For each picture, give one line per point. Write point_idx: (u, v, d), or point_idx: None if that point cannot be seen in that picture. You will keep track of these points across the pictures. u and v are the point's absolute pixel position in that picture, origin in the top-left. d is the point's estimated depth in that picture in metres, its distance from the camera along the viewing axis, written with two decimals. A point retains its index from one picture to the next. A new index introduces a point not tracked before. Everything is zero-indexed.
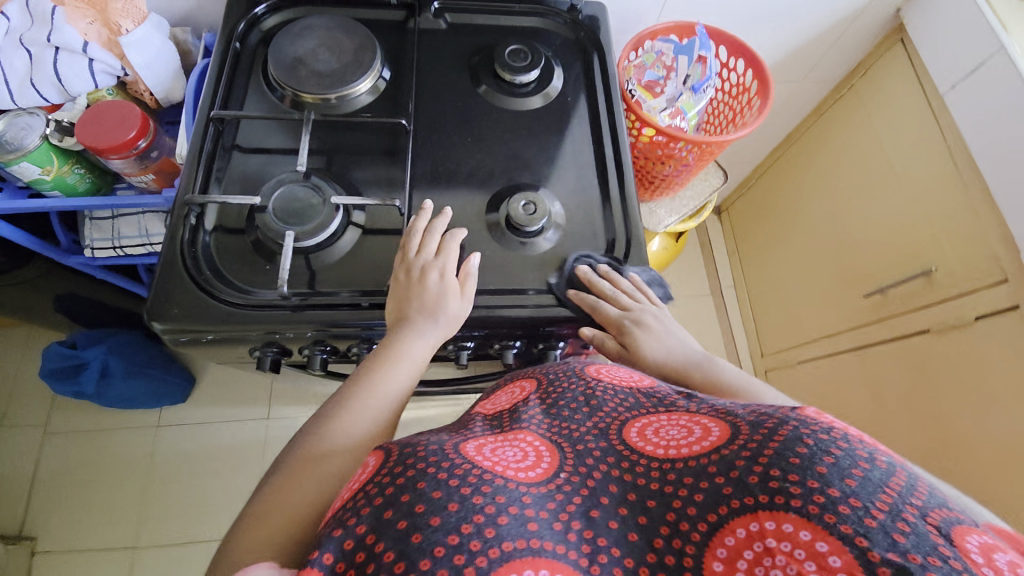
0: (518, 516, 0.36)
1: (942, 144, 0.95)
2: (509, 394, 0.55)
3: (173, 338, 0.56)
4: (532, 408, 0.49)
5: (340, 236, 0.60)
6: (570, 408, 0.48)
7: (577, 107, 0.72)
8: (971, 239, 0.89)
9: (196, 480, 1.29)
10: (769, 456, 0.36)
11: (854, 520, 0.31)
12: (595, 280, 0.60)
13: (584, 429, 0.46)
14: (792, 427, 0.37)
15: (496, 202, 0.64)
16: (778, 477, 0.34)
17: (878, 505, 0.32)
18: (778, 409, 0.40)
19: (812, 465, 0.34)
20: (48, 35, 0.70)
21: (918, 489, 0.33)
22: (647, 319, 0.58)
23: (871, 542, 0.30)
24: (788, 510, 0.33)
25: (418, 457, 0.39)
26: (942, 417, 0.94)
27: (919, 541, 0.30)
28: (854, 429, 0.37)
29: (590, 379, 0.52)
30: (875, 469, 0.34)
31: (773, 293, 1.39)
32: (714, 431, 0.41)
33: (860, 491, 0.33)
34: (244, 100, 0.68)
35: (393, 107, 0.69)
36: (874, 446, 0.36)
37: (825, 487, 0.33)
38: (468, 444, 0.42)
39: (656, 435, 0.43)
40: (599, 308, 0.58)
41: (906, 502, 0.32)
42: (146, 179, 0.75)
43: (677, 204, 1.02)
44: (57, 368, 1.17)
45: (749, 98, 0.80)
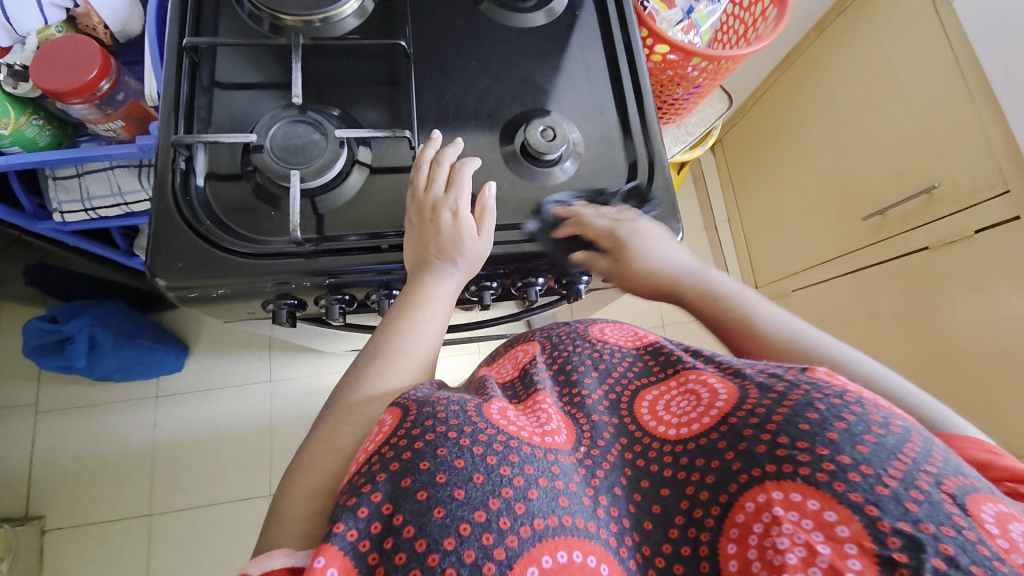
0: (547, 490, 0.35)
1: (948, 54, 0.92)
2: (512, 361, 0.52)
3: (180, 295, 0.52)
4: (541, 371, 0.47)
5: (348, 176, 0.55)
6: (581, 372, 0.46)
7: (585, 22, 0.67)
8: (976, 151, 0.89)
9: (204, 447, 1.27)
10: (778, 424, 0.35)
11: (865, 488, 0.31)
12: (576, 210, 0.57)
13: (596, 398, 0.44)
14: (803, 393, 0.36)
15: (510, 131, 0.60)
16: (787, 446, 0.34)
17: (891, 473, 0.32)
18: (788, 371, 0.40)
19: (822, 432, 0.34)
20: None
21: (934, 455, 0.33)
22: (642, 230, 0.56)
23: (881, 511, 0.31)
24: (796, 478, 0.33)
25: (438, 419, 0.37)
26: (940, 330, 0.98)
27: (932, 510, 0.30)
28: (868, 393, 0.37)
29: (595, 341, 0.50)
30: (889, 434, 0.34)
31: (769, 223, 1.39)
32: (720, 396, 0.40)
33: (873, 459, 0.33)
34: (217, 28, 0.60)
35: (385, 28, 0.63)
36: (887, 412, 0.36)
37: (836, 455, 0.33)
38: (490, 405, 0.41)
39: (666, 411, 0.42)
40: (590, 224, 0.56)
41: (921, 469, 0.32)
42: (114, 127, 0.68)
43: (682, 132, 0.98)
44: (40, 344, 1.12)
45: (763, 8, 0.75)
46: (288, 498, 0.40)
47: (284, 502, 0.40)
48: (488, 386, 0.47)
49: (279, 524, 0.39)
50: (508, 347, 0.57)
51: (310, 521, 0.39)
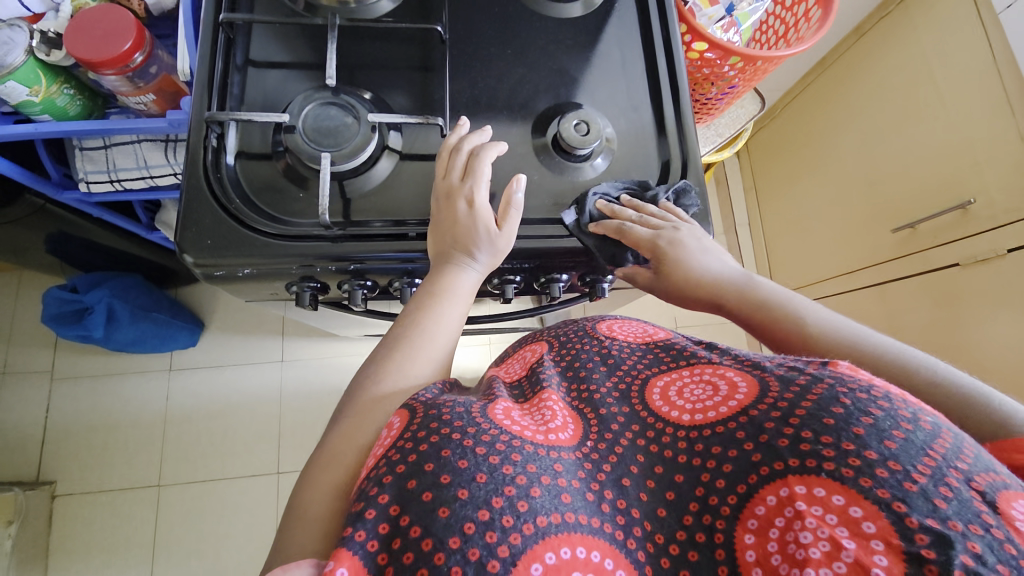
0: (550, 487, 0.35)
1: (993, 66, 0.89)
2: (521, 360, 0.52)
3: (206, 272, 0.52)
4: (549, 369, 0.47)
5: (377, 161, 0.55)
6: (589, 368, 0.45)
7: (624, 15, 0.65)
8: (1015, 168, 0.87)
9: (214, 422, 1.29)
10: (801, 417, 0.35)
11: (892, 484, 0.30)
12: (618, 210, 0.55)
13: (605, 391, 0.43)
14: (827, 385, 0.35)
15: (543, 123, 0.59)
16: (811, 440, 0.33)
17: (919, 469, 0.30)
18: (809, 364, 0.39)
19: (847, 426, 0.33)
20: None
21: (964, 451, 0.32)
22: (683, 238, 0.54)
23: (909, 508, 0.29)
24: (820, 473, 0.32)
25: (443, 421, 0.37)
26: (964, 349, 0.96)
27: (961, 508, 0.29)
28: (893, 388, 0.36)
29: (603, 338, 0.49)
30: (918, 430, 0.32)
31: (791, 230, 1.37)
32: (740, 388, 0.39)
33: (901, 454, 0.31)
34: (253, 5, 0.60)
35: (421, 12, 0.62)
36: (915, 407, 0.34)
37: (862, 450, 0.32)
38: (495, 406, 0.41)
39: (680, 397, 0.41)
40: (631, 233, 0.53)
41: (950, 465, 0.31)
42: (145, 100, 0.68)
43: (711, 133, 0.96)
44: (60, 313, 1.13)
45: (806, 9, 0.73)
46: (309, 490, 0.40)
47: (304, 496, 0.40)
48: (495, 385, 0.46)
49: (299, 517, 0.39)
50: (517, 347, 0.56)
51: (330, 515, 0.39)
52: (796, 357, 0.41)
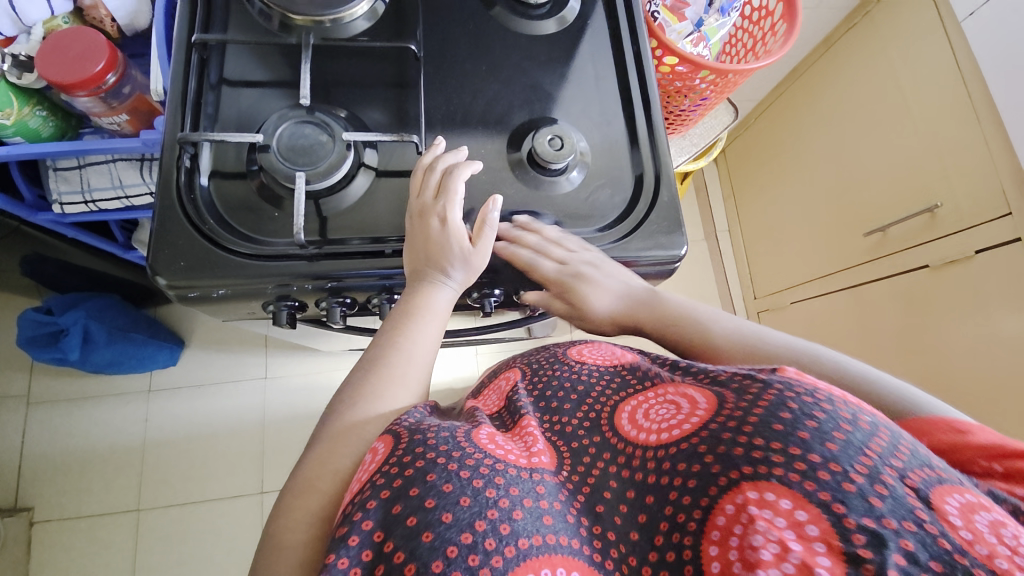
0: (532, 509, 0.35)
1: (956, 74, 0.92)
2: (497, 391, 0.52)
3: (180, 294, 0.52)
4: (524, 398, 0.47)
5: (353, 178, 0.55)
6: (559, 398, 0.46)
7: (595, 31, 0.67)
8: (980, 172, 0.89)
9: (195, 443, 1.26)
10: (754, 424, 0.35)
11: (833, 486, 0.31)
12: (520, 232, 0.55)
13: (575, 423, 0.43)
14: (776, 392, 0.36)
15: (517, 138, 0.60)
16: (762, 447, 0.34)
17: (857, 469, 0.32)
18: (758, 371, 0.40)
19: (793, 431, 0.33)
20: None
21: (900, 449, 0.33)
22: (587, 273, 0.55)
23: (847, 509, 0.30)
24: (770, 478, 0.32)
25: (428, 445, 0.37)
26: (937, 348, 0.98)
27: (895, 505, 0.30)
28: (837, 391, 0.36)
29: (574, 363, 0.49)
30: (857, 430, 0.34)
31: (768, 234, 1.40)
32: (700, 404, 0.39)
33: (841, 456, 0.32)
34: (227, 23, 0.60)
35: (396, 29, 0.62)
36: (856, 408, 0.35)
37: (806, 454, 0.32)
38: (479, 430, 0.40)
39: (647, 418, 0.41)
40: (534, 264, 0.54)
41: (886, 464, 0.32)
42: (118, 120, 0.67)
43: (686, 142, 0.98)
44: (34, 336, 1.10)
45: (772, 23, 0.75)
46: (285, 518, 0.40)
47: (278, 524, 0.40)
48: (476, 414, 0.46)
49: (273, 546, 0.39)
50: (491, 378, 0.57)
51: (308, 545, 0.39)
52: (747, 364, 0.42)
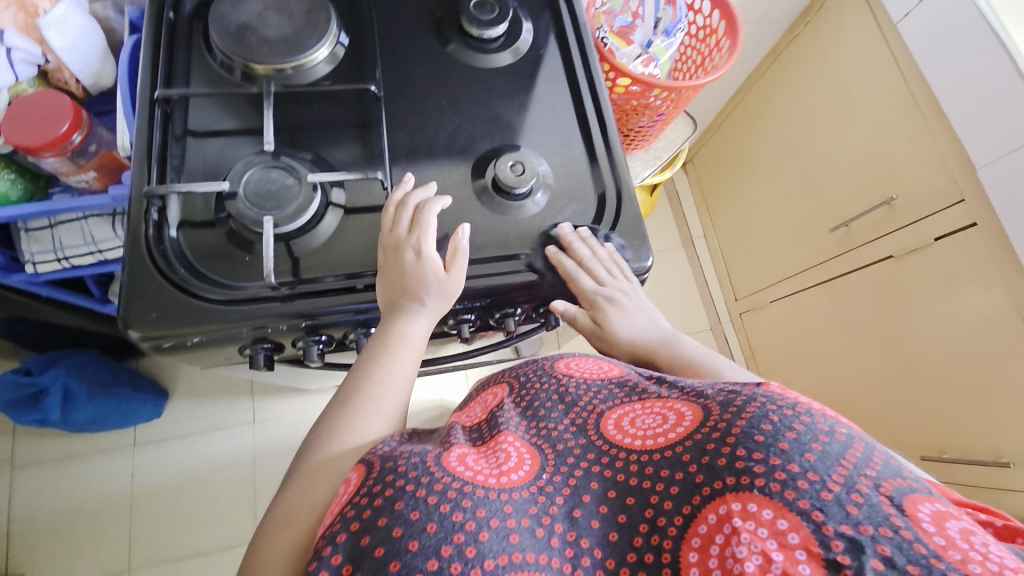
0: (499, 529, 0.35)
1: (897, 72, 0.96)
2: (482, 403, 0.53)
3: (154, 345, 0.52)
4: (509, 412, 0.47)
5: (322, 218, 0.56)
6: (546, 408, 0.46)
7: (549, 59, 0.69)
8: (929, 163, 0.93)
9: (186, 493, 1.23)
10: (736, 437, 0.36)
11: (811, 495, 0.33)
12: (573, 245, 0.58)
13: (562, 427, 0.44)
14: (759, 405, 0.38)
15: (481, 167, 0.62)
16: (744, 458, 0.35)
17: (834, 478, 0.33)
18: (745, 387, 0.41)
19: (774, 442, 0.35)
20: None
21: (874, 459, 0.35)
22: (620, 297, 0.58)
23: (825, 517, 0.32)
24: (753, 489, 0.34)
25: (398, 473, 0.37)
26: (911, 335, 1.01)
27: (871, 512, 0.32)
28: (817, 405, 0.39)
29: (561, 376, 0.49)
30: (834, 442, 0.36)
31: (741, 237, 1.43)
32: (687, 416, 0.41)
33: (818, 466, 0.34)
34: (189, 77, 0.61)
35: (357, 72, 0.64)
36: (833, 420, 0.38)
37: (786, 464, 0.34)
38: (450, 453, 0.40)
39: (632, 425, 0.43)
40: (576, 276, 0.57)
41: (861, 473, 0.34)
42: (86, 178, 0.68)
43: (650, 156, 1.01)
44: (14, 399, 1.08)
45: (717, 40, 0.78)
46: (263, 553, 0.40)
47: (258, 558, 0.41)
48: (452, 432, 0.46)
49: None
50: (479, 391, 0.58)
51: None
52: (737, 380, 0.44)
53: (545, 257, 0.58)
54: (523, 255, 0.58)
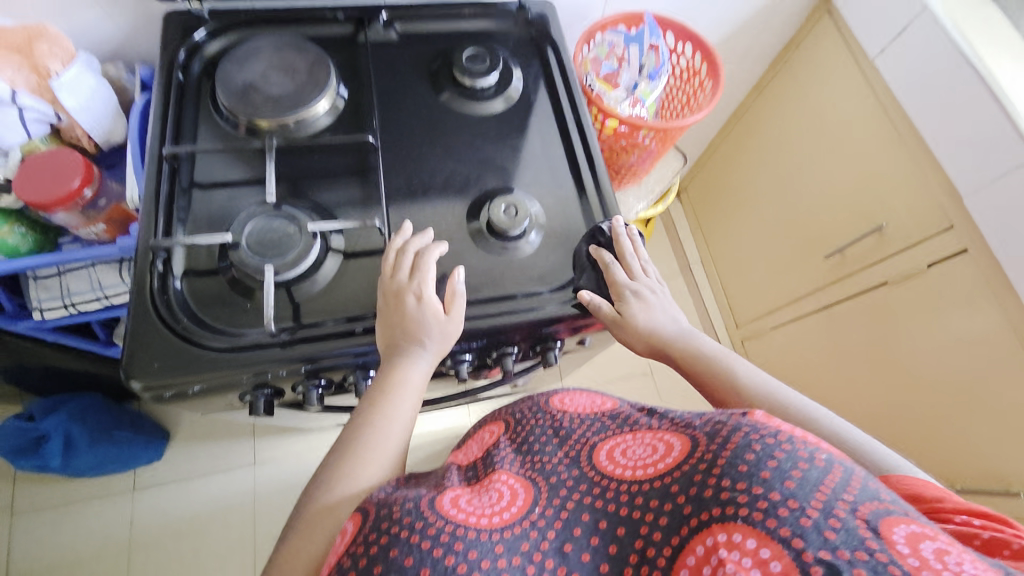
0: (489, 570, 0.35)
1: (878, 104, 0.99)
2: (479, 441, 0.54)
3: (156, 394, 0.53)
4: (504, 449, 0.48)
5: (322, 264, 0.58)
6: (541, 442, 0.48)
7: (540, 105, 0.72)
8: (915, 191, 0.95)
9: (186, 539, 1.21)
10: (722, 467, 0.36)
11: (792, 522, 0.32)
12: (619, 240, 0.61)
13: (556, 460, 0.45)
14: (743, 434, 0.38)
15: (475, 210, 0.64)
16: (729, 488, 0.35)
17: (813, 504, 0.33)
18: (731, 415, 0.41)
19: (757, 471, 0.35)
20: None
21: (852, 483, 0.35)
22: (651, 294, 0.59)
23: (804, 543, 0.32)
24: (737, 519, 0.34)
25: (394, 519, 0.37)
26: (911, 361, 1.00)
27: (848, 537, 0.32)
28: (800, 431, 0.38)
29: (556, 412, 0.51)
30: (813, 468, 0.35)
31: (739, 264, 1.44)
32: (675, 447, 0.41)
33: (799, 493, 0.34)
34: (196, 133, 0.65)
35: (356, 123, 0.67)
36: (814, 445, 0.37)
37: (768, 493, 0.34)
38: (443, 497, 0.40)
39: (624, 457, 0.44)
40: (611, 268, 0.59)
41: (838, 498, 0.34)
42: (96, 230, 0.71)
43: (643, 190, 1.03)
44: (16, 445, 1.08)
45: (700, 80, 0.83)
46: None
47: None
48: (447, 474, 0.47)
49: None
50: (475, 428, 0.59)
51: None
52: (725, 409, 0.44)
53: (587, 251, 0.61)
54: (519, 295, 0.60)
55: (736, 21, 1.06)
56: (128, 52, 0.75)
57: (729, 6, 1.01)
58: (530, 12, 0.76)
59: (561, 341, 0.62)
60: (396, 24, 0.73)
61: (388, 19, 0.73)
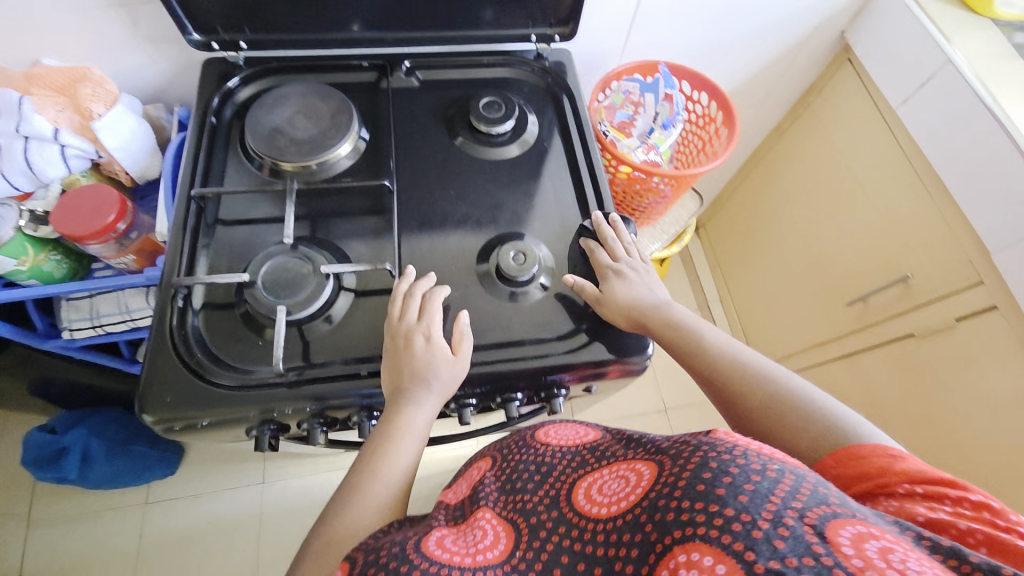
0: None
1: (900, 152, 0.98)
2: (467, 479, 0.54)
3: (167, 427, 0.54)
4: (488, 486, 0.49)
5: (334, 302, 0.59)
6: (523, 479, 0.48)
7: (553, 151, 0.74)
8: (942, 243, 0.92)
9: (191, 557, 1.22)
10: (682, 488, 0.36)
11: (743, 535, 0.32)
12: (602, 226, 0.64)
13: (536, 499, 0.45)
14: (701, 454, 0.38)
15: (485, 253, 0.65)
16: (688, 509, 0.35)
17: (764, 515, 0.32)
18: (693, 436, 0.41)
19: (711, 489, 0.34)
20: (15, 124, 0.65)
21: (802, 490, 0.34)
22: (633, 274, 0.61)
23: (756, 555, 0.31)
24: (696, 538, 0.33)
25: (379, 564, 0.37)
26: (938, 417, 0.96)
27: (796, 544, 0.31)
28: (756, 445, 0.38)
29: (539, 445, 0.52)
30: (765, 480, 0.34)
31: (757, 303, 1.42)
32: (644, 474, 0.41)
33: (751, 505, 0.33)
34: (224, 174, 0.68)
35: (375, 166, 0.70)
36: (768, 458, 0.37)
37: (721, 509, 0.33)
38: (427, 539, 0.40)
39: (600, 494, 0.43)
40: (595, 254, 0.63)
41: (788, 506, 0.33)
42: (126, 260, 0.74)
43: (657, 231, 1.04)
44: (38, 456, 1.12)
45: (716, 127, 0.84)
46: None
47: None
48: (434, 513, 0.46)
49: None
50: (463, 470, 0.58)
51: None
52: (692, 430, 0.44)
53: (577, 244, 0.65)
54: (526, 342, 0.60)
55: (755, 67, 1.07)
56: (167, 93, 0.80)
57: (748, 53, 1.02)
58: (547, 61, 0.78)
59: (566, 389, 0.61)
60: (418, 72, 0.77)
61: (410, 67, 0.76)
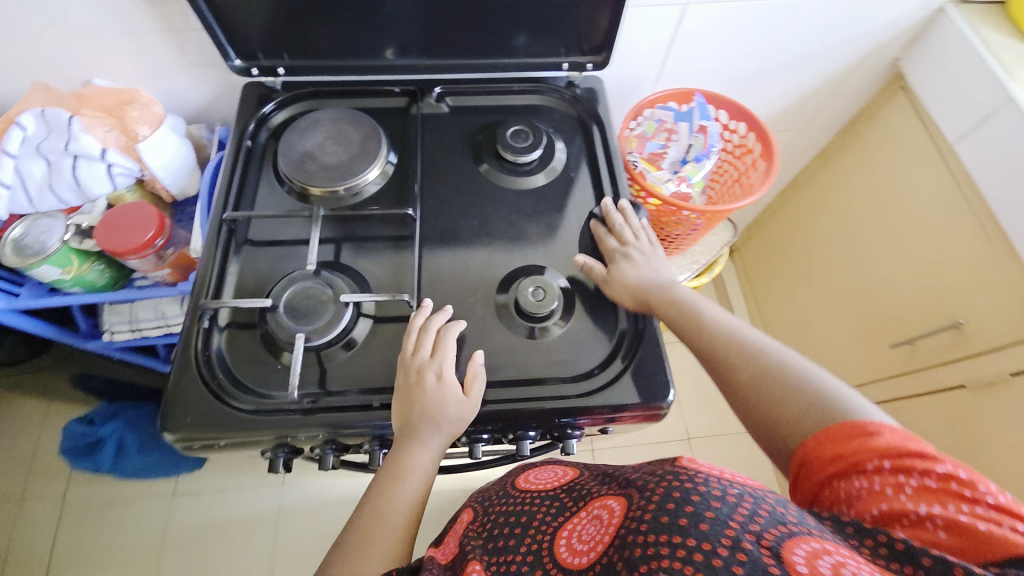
0: None
1: (955, 187, 0.92)
2: (454, 540, 0.53)
3: (187, 445, 0.56)
4: (475, 545, 0.48)
5: (353, 328, 0.60)
6: (505, 535, 0.47)
7: (579, 181, 0.73)
8: (998, 290, 0.86)
9: (210, 554, 1.26)
10: (648, 522, 0.37)
11: (705, 563, 0.33)
12: (611, 213, 0.66)
13: (519, 559, 0.44)
14: (664, 487, 0.40)
15: (505, 286, 0.64)
16: (653, 542, 0.36)
17: (723, 541, 0.34)
18: (659, 472, 0.43)
19: (675, 520, 0.36)
20: (65, 144, 0.70)
21: (759, 513, 0.36)
22: (641, 256, 0.63)
23: None
24: (662, 569, 0.34)
25: None
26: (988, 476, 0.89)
27: (754, 567, 0.32)
28: (714, 474, 0.40)
29: (521, 494, 0.53)
30: (723, 505, 0.37)
31: (791, 335, 1.36)
32: (617, 510, 0.42)
33: (711, 533, 0.35)
34: (255, 197, 0.70)
35: (400, 191, 0.71)
36: (725, 484, 0.39)
37: (684, 539, 0.35)
38: None
39: (579, 541, 0.43)
40: (604, 239, 0.65)
41: (746, 530, 0.34)
42: (162, 274, 0.77)
43: (687, 260, 1.00)
44: (75, 446, 1.19)
45: (753, 159, 0.81)
46: None
47: None
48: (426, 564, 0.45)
49: None
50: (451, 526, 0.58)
51: None
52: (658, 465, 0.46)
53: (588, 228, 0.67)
54: (541, 380, 0.59)
55: (799, 93, 1.02)
56: (209, 113, 0.84)
57: (793, 78, 0.98)
58: (578, 88, 0.77)
59: (580, 431, 0.60)
60: (448, 98, 0.77)
61: (440, 93, 0.77)
